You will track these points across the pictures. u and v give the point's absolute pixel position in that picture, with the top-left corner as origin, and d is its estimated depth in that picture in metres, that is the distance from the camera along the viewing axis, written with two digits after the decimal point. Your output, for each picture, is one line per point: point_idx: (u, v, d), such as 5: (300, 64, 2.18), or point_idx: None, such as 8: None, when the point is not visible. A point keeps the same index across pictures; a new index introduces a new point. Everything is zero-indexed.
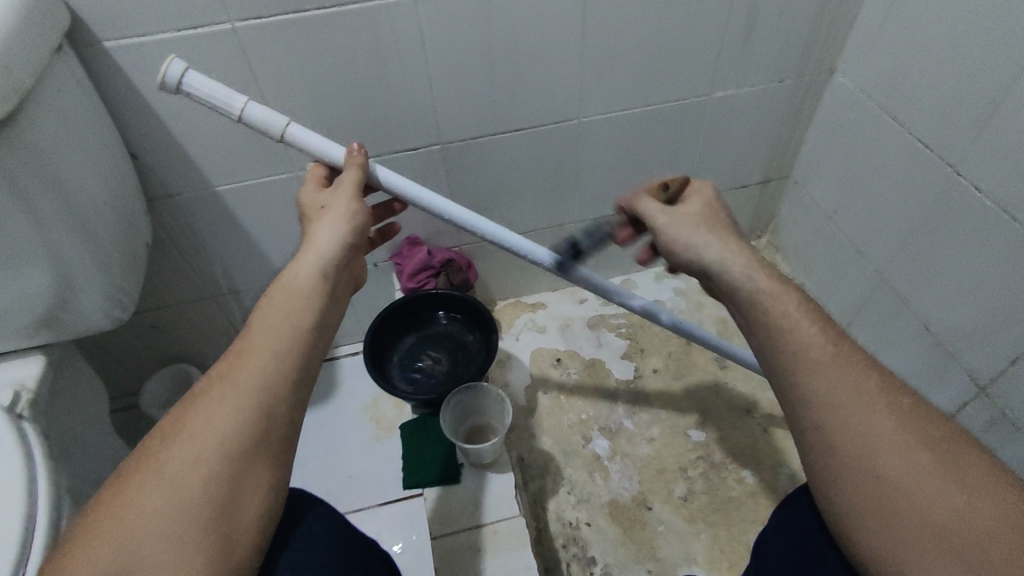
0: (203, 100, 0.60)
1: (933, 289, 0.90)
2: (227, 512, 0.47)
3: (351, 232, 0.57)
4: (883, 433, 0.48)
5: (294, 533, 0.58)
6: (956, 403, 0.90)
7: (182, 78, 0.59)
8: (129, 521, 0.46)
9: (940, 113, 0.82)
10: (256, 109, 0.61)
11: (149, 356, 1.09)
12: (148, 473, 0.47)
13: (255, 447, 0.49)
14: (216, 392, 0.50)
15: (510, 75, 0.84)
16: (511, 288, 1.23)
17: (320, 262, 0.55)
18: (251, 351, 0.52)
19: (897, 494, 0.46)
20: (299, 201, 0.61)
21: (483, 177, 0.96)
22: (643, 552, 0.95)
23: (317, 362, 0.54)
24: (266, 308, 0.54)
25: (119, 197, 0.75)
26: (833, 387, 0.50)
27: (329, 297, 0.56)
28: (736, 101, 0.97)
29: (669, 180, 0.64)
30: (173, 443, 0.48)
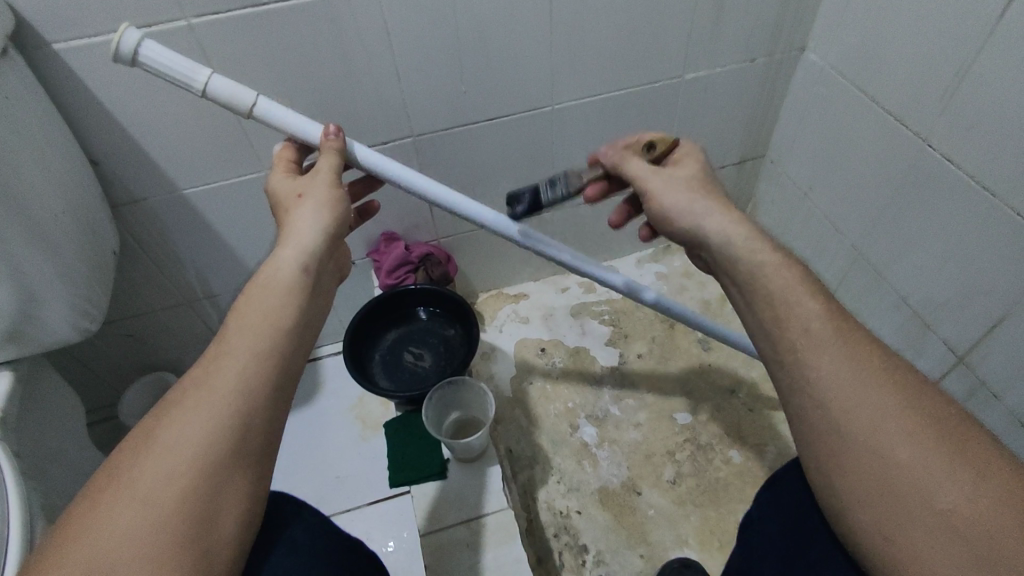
0: (162, 72, 0.57)
1: (909, 262, 0.91)
2: (206, 525, 0.45)
3: (332, 221, 0.56)
4: (862, 411, 0.48)
5: (278, 537, 0.56)
6: (935, 374, 0.91)
7: (138, 49, 0.56)
8: (99, 542, 0.42)
9: (910, 86, 0.82)
10: (220, 83, 0.58)
11: (126, 366, 1.06)
12: (119, 489, 0.44)
13: (234, 455, 0.47)
14: (192, 398, 0.47)
15: (478, 64, 0.83)
16: (492, 280, 1.22)
17: (300, 255, 0.54)
18: (227, 355, 0.49)
19: (877, 471, 0.46)
20: (272, 189, 0.59)
21: (457, 168, 0.95)
22: (634, 537, 0.95)
23: (298, 363, 0.52)
24: (243, 308, 0.51)
25: (79, 205, 0.73)
26: (811, 365, 0.50)
27: (311, 293, 0.54)
28: (708, 82, 0.96)
29: (655, 140, 0.63)
30: (145, 456, 0.46)
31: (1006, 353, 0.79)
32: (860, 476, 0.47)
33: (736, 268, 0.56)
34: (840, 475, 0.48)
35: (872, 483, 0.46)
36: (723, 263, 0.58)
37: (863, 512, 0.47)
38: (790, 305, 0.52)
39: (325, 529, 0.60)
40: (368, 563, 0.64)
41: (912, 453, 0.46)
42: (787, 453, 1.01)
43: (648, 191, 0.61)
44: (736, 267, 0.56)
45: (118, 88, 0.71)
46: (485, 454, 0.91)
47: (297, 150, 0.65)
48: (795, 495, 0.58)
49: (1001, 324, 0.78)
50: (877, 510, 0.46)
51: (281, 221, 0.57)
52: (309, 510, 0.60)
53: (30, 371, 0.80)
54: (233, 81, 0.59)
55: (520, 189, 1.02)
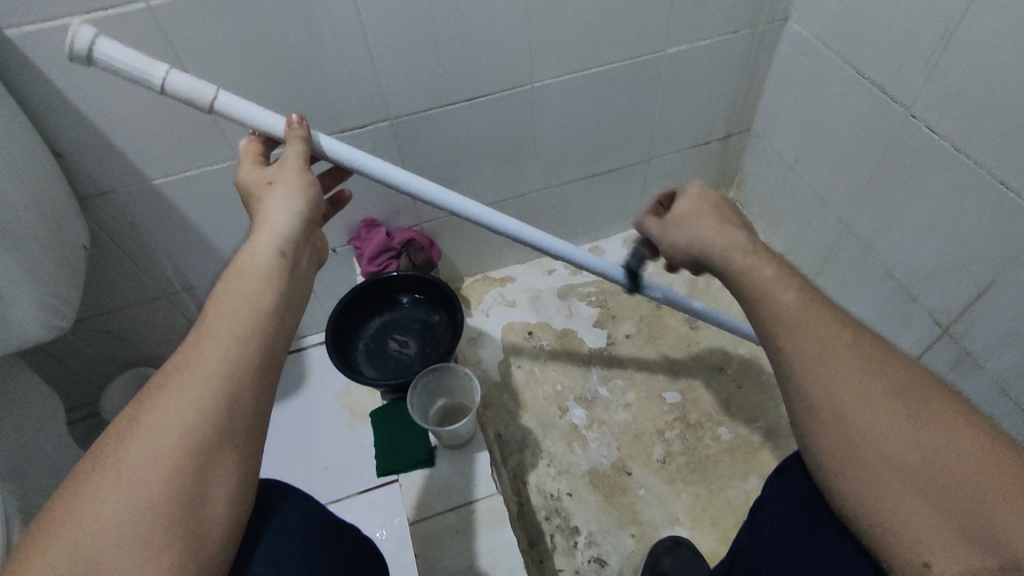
0: (118, 70, 0.55)
1: (893, 234, 0.90)
2: (193, 511, 0.43)
3: (305, 206, 0.55)
4: (851, 386, 0.47)
5: (269, 524, 0.55)
6: (920, 345, 0.91)
7: (92, 47, 0.54)
8: (84, 529, 0.41)
9: (893, 56, 0.81)
10: (178, 78, 0.56)
11: (105, 362, 1.04)
12: (101, 476, 0.42)
13: (221, 439, 0.45)
14: (174, 383, 0.46)
15: (454, 42, 0.80)
16: (478, 263, 1.21)
17: (277, 239, 0.52)
18: (208, 339, 0.47)
19: (873, 446, 0.45)
20: (240, 180, 0.57)
21: (437, 151, 0.93)
22: (625, 517, 0.96)
23: (280, 349, 0.51)
24: (222, 292, 0.50)
25: (44, 198, 0.70)
26: (804, 344, 0.50)
27: (291, 276, 0.52)
28: (690, 56, 0.94)
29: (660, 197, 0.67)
30: (127, 442, 0.44)
31: (990, 323, 0.79)
32: (851, 467, 0.46)
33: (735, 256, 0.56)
34: (841, 452, 0.47)
35: (868, 459, 0.45)
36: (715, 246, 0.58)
37: (861, 502, 0.46)
38: (783, 291, 0.52)
39: (316, 518, 0.58)
40: (363, 549, 0.63)
41: (900, 442, 0.45)
42: (775, 428, 1.01)
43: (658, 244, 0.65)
44: (731, 257, 0.57)
45: (78, 75, 0.68)
46: (473, 440, 0.90)
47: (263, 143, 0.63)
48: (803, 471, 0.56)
49: (985, 294, 0.78)
50: (875, 503, 0.45)
51: (252, 210, 0.55)
52: (297, 499, 0.59)
53: None
54: (193, 77, 0.58)
55: (502, 171, 1.01)
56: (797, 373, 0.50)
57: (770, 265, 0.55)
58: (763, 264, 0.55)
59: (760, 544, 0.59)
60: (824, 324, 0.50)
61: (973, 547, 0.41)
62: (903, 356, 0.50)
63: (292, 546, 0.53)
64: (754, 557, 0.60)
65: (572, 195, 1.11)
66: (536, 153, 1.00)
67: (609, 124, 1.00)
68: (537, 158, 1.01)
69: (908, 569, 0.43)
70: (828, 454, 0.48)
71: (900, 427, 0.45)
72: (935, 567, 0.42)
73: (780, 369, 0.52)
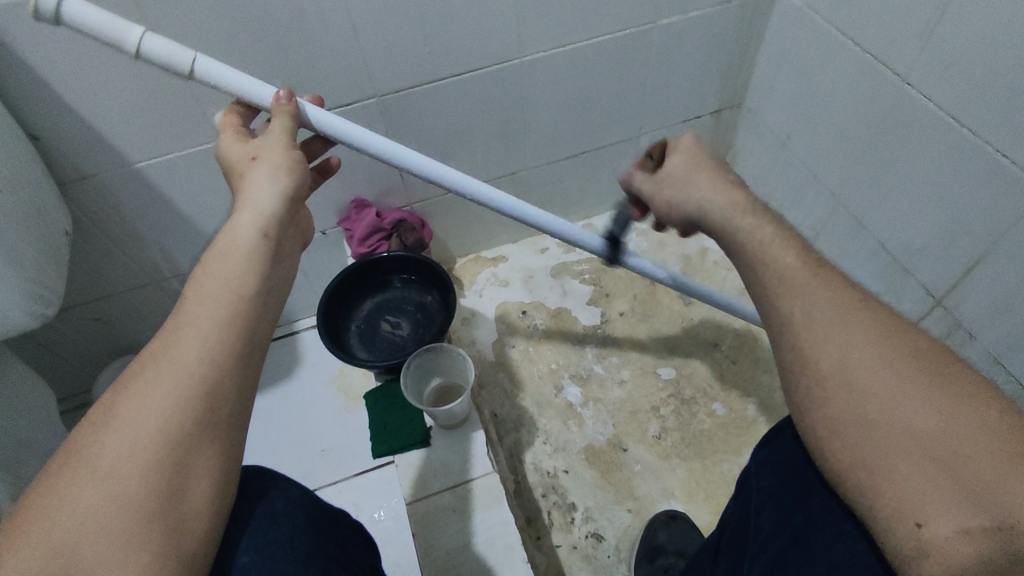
0: (88, 32, 0.52)
1: (886, 206, 0.90)
2: (174, 502, 0.43)
3: (289, 183, 0.53)
4: (863, 352, 0.46)
5: (257, 509, 0.55)
6: (913, 318, 0.92)
7: (60, 4, 0.51)
8: (60, 521, 0.40)
9: (888, 24, 0.79)
10: (156, 43, 0.54)
11: (95, 350, 1.03)
12: (77, 470, 0.42)
13: (202, 428, 0.45)
14: (152, 371, 0.45)
15: (439, 16, 0.78)
16: (469, 244, 1.20)
17: (258, 220, 0.51)
18: (186, 325, 0.46)
19: (871, 405, 0.45)
20: (222, 154, 0.56)
21: (426, 129, 0.91)
22: (621, 493, 0.96)
23: (263, 334, 0.50)
24: (202, 276, 0.49)
25: (22, 183, 0.68)
26: (813, 310, 0.49)
27: (272, 258, 0.51)
28: (683, 27, 0.92)
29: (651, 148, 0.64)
30: (105, 432, 0.43)
31: (984, 293, 0.79)
32: (845, 430, 0.46)
33: (727, 226, 0.56)
34: (837, 414, 0.46)
35: (867, 419, 0.45)
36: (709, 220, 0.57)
37: (857, 467, 0.45)
38: (785, 255, 0.52)
39: (305, 500, 0.58)
40: (352, 532, 0.63)
41: (907, 408, 0.44)
42: (770, 403, 1.02)
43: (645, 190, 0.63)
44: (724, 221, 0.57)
45: (50, 55, 0.66)
46: (469, 419, 0.90)
47: (243, 115, 0.61)
48: (795, 444, 0.56)
49: (979, 264, 0.78)
50: (873, 466, 0.44)
51: (234, 187, 0.54)
52: (286, 485, 0.59)
53: None
54: (170, 40, 0.55)
55: (493, 149, 0.99)
56: (794, 336, 0.50)
57: (768, 226, 0.55)
58: (755, 231, 0.55)
59: (744, 515, 0.60)
60: (822, 291, 0.50)
61: (971, 510, 0.40)
62: (921, 330, 0.48)
63: (282, 530, 0.54)
64: (744, 529, 0.60)
65: (564, 172, 1.10)
66: (527, 130, 0.99)
67: (600, 99, 0.98)
68: (528, 136, 1.00)
69: (897, 531, 0.42)
70: (824, 421, 0.47)
71: (907, 395, 0.44)
72: (928, 528, 0.40)
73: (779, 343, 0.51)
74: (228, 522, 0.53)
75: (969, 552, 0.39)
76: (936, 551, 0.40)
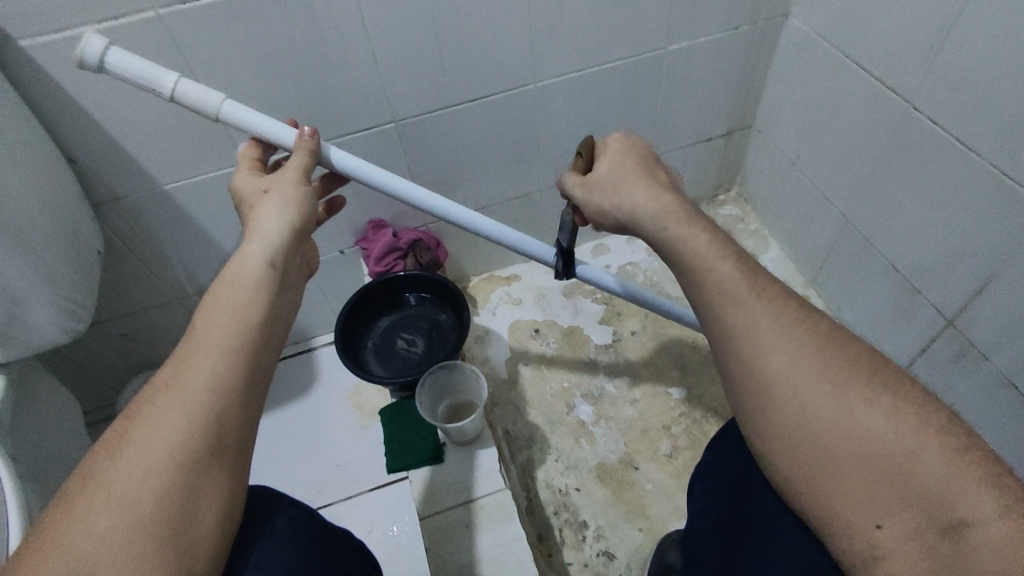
0: (128, 77, 0.57)
1: (895, 228, 0.91)
2: (184, 526, 0.46)
3: (297, 217, 0.57)
4: (811, 367, 0.49)
5: (262, 532, 0.56)
6: (925, 338, 0.92)
7: (103, 56, 0.56)
8: (78, 541, 0.44)
9: (895, 49, 0.81)
10: (188, 87, 0.58)
11: (121, 365, 1.07)
12: (94, 493, 0.45)
13: (212, 452, 0.48)
14: (163, 399, 0.48)
15: (455, 45, 0.81)
16: (484, 263, 1.22)
17: (267, 251, 0.54)
18: (198, 354, 0.50)
19: (821, 419, 0.48)
20: (236, 187, 0.59)
21: (441, 152, 0.94)
22: (633, 511, 0.96)
23: (267, 362, 0.53)
24: (210, 304, 0.52)
25: (59, 204, 0.72)
26: (760, 323, 0.51)
27: (279, 288, 0.55)
28: (692, 52, 0.95)
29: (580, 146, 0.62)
30: (120, 458, 0.46)
31: (994, 315, 0.79)
32: (805, 440, 0.48)
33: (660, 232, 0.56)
34: (784, 427, 0.49)
35: (817, 433, 0.48)
36: (660, 239, 0.57)
37: (809, 477, 0.48)
38: (721, 264, 0.53)
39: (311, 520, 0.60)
40: (353, 552, 0.65)
41: (862, 417, 0.47)
42: None
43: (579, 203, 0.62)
44: (661, 231, 0.56)
45: (90, 83, 0.70)
46: (481, 437, 0.91)
47: (264, 148, 0.64)
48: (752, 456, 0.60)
49: (988, 286, 0.78)
50: (826, 477, 0.47)
51: (246, 217, 0.57)
52: (294, 507, 0.60)
53: (22, 374, 0.80)
54: (201, 84, 0.59)
55: (507, 171, 1.02)
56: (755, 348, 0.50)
57: (703, 235, 0.55)
58: (688, 242, 0.55)
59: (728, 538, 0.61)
60: (772, 313, 0.51)
61: (922, 513, 0.44)
62: (859, 340, 0.52)
63: (284, 549, 0.56)
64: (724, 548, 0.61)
65: None
66: (540, 153, 1.01)
67: (612, 121, 1.01)
68: (541, 158, 1.02)
69: (857, 535, 0.46)
70: (779, 430, 0.49)
71: (859, 408, 0.48)
72: (884, 532, 0.45)
73: (745, 365, 0.51)
74: (237, 541, 0.55)
75: (921, 551, 0.44)
76: (892, 554, 0.44)
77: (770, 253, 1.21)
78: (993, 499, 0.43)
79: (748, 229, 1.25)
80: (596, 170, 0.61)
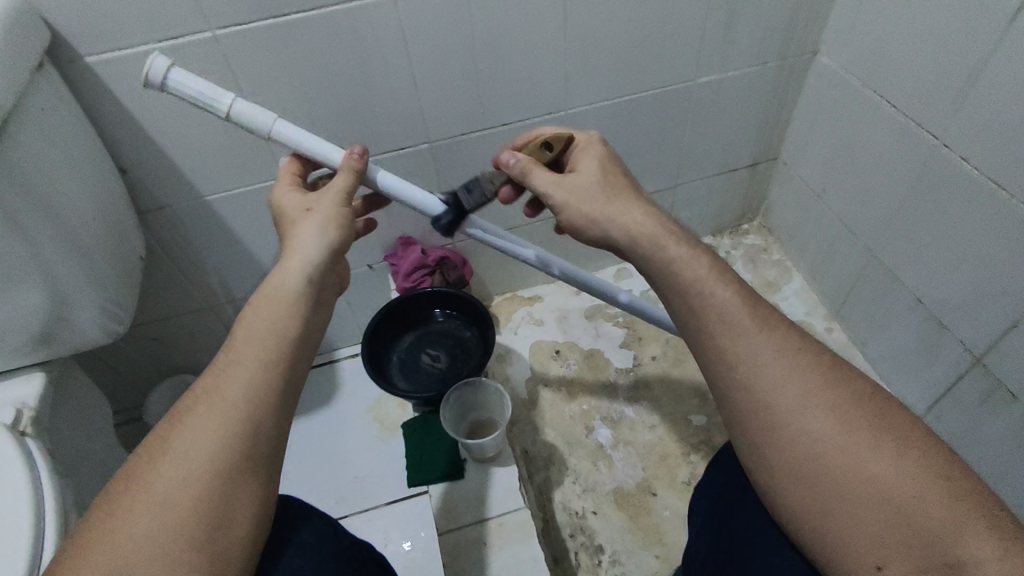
0: (188, 96, 0.60)
1: (922, 263, 0.91)
2: (220, 530, 0.47)
3: (335, 238, 0.57)
4: (821, 404, 0.51)
5: (291, 540, 0.58)
6: (952, 375, 0.91)
7: (167, 75, 0.59)
8: (119, 543, 0.45)
9: (924, 88, 0.82)
10: (243, 106, 0.61)
11: (150, 369, 1.09)
12: (136, 496, 0.47)
13: (246, 459, 0.49)
14: (202, 407, 0.50)
15: (492, 71, 0.84)
16: (507, 283, 1.23)
17: (305, 268, 0.55)
18: (236, 365, 0.52)
19: (834, 453, 0.49)
20: (278, 203, 0.60)
21: (473, 173, 0.96)
22: (650, 538, 0.96)
23: (300, 372, 0.55)
24: (249, 316, 0.54)
25: (109, 211, 0.75)
26: (772, 361, 0.52)
27: (314, 304, 0.56)
28: (722, 85, 0.97)
29: (552, 139, 0.63)
30: (161, 462, 0.48)
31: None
32: (817, 473, 0.49)
33: (663, 252, 0.57)
34: (794, 459, 0.50)
35: (828, 465, 0.49)
36: (669, 270, 0.57)
37: (822, 511, 0.49)
38: (722, 290, 0.55)
39: (331, 531, 0.61)
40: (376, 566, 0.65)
41: (866, 455, 0.48)
42: None
43: (555, 205, 0.61)
44: (663, 253, 0.57)
45: (146, 97, 0.73)
46: (501, 455, 0.91)
47: (304, 166, 0.66)
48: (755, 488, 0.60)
49: (1018, 325, 0.78)
50: (832, 511, 0.48)
51: (286, 233, 0.58)
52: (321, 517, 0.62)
53: (62, 372, 0.83)
54: (255, 105, 0.62)
55: None
56: (771, 376, 0.52)
57: (704, 262, 0.56)
58: (699, 268, 0.55)
59: None
60: (776, 345, 0.53)
61: (925, 554, 0.45)
62: (864, 376, 0.54)
63: (308, 559, 0.56)
64: None
65: None
66: None
67: (641, 150, 1.03)
68: None
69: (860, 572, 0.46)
70: (798, 464, 0.50)
71: (864, 442, 0.49)
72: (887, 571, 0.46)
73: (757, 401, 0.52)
74: (264, 550, 0.56)
75: None
76: None
77: (793, 284, 1.22)
78: (996, 543, 0.43)
79: (771, 258, 1.26)
80: (580, 171, 0.61)
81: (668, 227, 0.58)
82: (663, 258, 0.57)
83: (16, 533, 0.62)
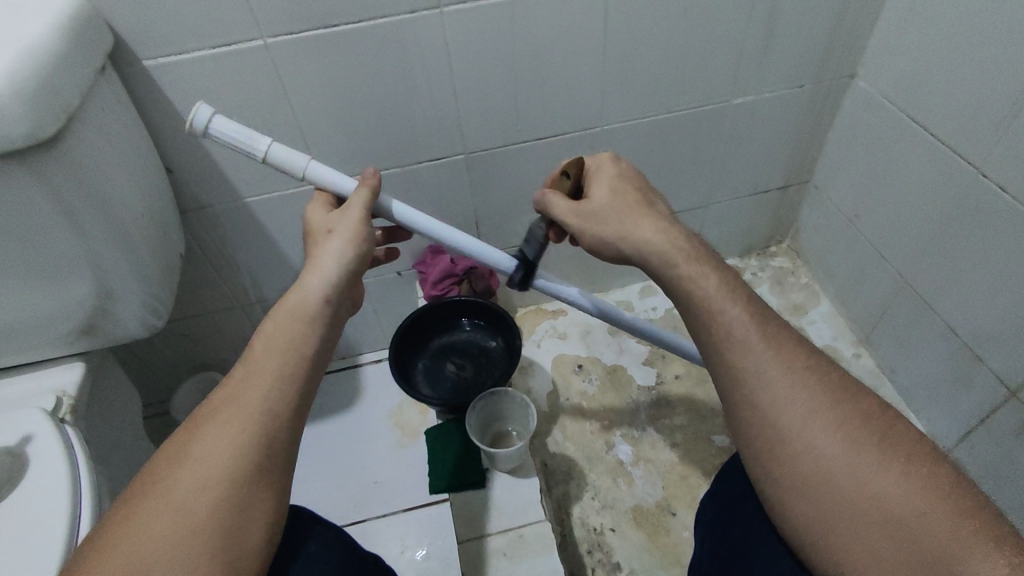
0: (226, 143, 0.61)
1: (956, 292, 0.90)
2: (235, 536, 0.48)
3: (355, 260, 0.58)
4: (831, 427, 0.50)
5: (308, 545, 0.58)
6: (985, 406, 0.90)
7: (209, 123, 0.60)
8: (137, 545, 0.46)
9: (963, 116, 0.82)
10: (278, 151, 0.62)
11: (180, 364, 1.11)
12: (155, 500, 0.48)
13: (262, 468, 0.50)
14: (223, 415, 0.51)
15: (532, 85, 0.85)
16: (532, 295, 1.24)
17: (325, 285, 0.56)
18: (256, 375, 0.53)
19: (838, 473, 0.49)
20: (307, 220, 0.62)
21: (506, 185, 0.98)
22: (667, 558, 0.95)
23: (315, 386, 0.56)
24: (270, 328, 0.55)
25: (155, 207, 0.77)
26: (790, 394, 0.51)
27: (332, 319, 0.57)
28: (757, 106, 0.97)
29: (568, 167, 0.63)
30: (180, 468, 0.49)
31: None
32: (825, 495, 0.49)
33: (670, 272, 0.57)
34: (799, 478, 0.50)
35: (832, 483, 0.49)
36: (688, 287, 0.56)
37: (830, 534, 0.48)
38: (730, 307, 0.55)
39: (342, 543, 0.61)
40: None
41: (871, 474, 0.48)
42: None
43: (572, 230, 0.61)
44: (670, 270, 0.57)
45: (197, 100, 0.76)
46: (523, 466, 0.91)
47: None
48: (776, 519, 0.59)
49: None
50: (841, 531, 0.48)
51: (308, 252, 0.59)
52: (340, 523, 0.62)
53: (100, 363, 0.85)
54: (290, 149, 0.63)
55: None
56: (794, 408, 0.51)
57: (714, 280, 0.56)
58: (722, 295, 0.55)
59: None
60: (781, 365, 0.53)
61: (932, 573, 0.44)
62: (871, 393, 0.54)
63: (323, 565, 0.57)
64: None
65: None
66: None
67: (673, 168, 1.03)
68: None
69: None
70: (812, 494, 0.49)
71: (870, 458, 0.49)
72: None
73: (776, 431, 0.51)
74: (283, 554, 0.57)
75: None
76: None
77: (821, 307, 1.21)
78: (1003, 559, 0.43)
79: (798, 281, 1.25)
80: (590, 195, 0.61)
81: (676, 243, 0.58)
82: (694, 275, 0.56)
83: (51, 515, 0.64)
